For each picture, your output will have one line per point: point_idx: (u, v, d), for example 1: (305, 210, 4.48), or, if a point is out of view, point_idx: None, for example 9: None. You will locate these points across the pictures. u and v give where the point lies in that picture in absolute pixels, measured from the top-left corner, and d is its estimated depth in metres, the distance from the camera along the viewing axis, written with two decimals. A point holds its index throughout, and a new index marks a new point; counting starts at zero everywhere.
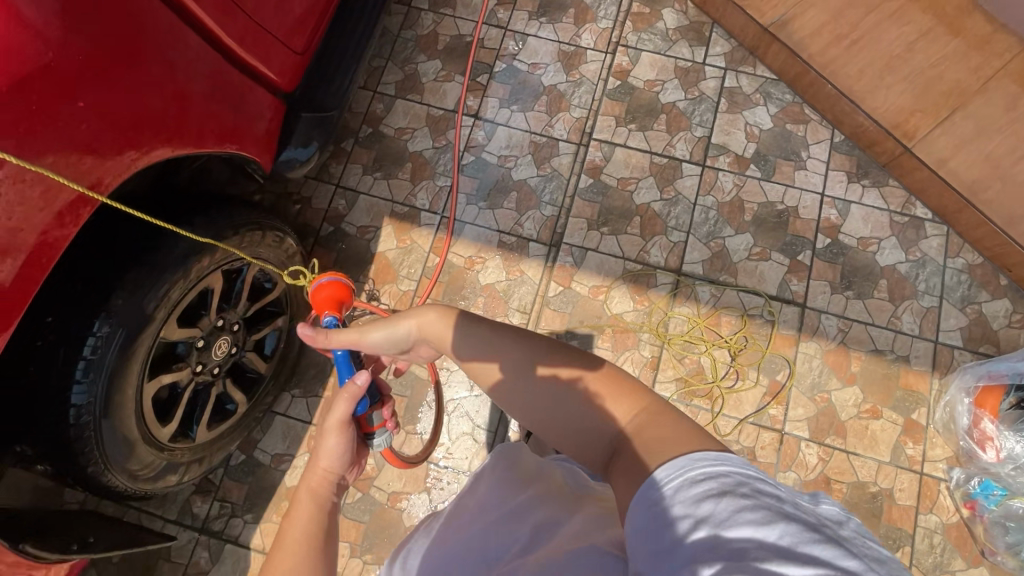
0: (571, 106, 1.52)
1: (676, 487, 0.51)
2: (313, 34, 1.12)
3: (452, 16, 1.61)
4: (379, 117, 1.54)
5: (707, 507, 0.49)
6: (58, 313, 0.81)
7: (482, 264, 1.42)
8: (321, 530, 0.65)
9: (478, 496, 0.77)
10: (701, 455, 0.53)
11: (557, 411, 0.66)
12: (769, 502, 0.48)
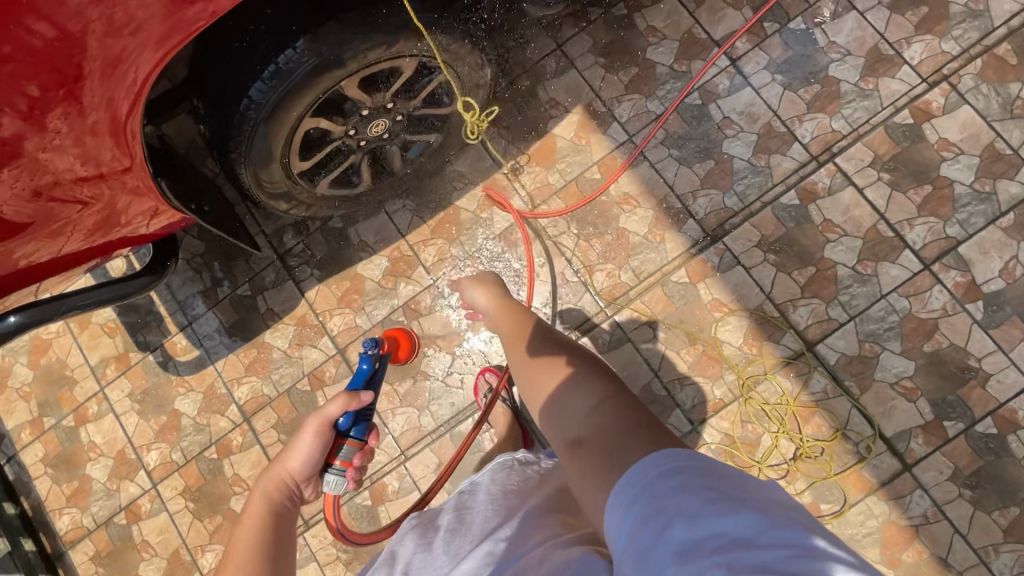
0: (837, 113, 1.27)
1: (649, 481, 0.54)
2: None
3: None
4: (641, 3, 1.37)
5: (679, 496, 0.51)
6: (278, 9, 0.83)
7: (632, 207, 1.33)
8: (266, 535, 0.78)
9: (478, 509, 0.86)
10: (667, 451, 0.56)
11: (594, 403, 0.69)
12: (729, 489, 0.52)
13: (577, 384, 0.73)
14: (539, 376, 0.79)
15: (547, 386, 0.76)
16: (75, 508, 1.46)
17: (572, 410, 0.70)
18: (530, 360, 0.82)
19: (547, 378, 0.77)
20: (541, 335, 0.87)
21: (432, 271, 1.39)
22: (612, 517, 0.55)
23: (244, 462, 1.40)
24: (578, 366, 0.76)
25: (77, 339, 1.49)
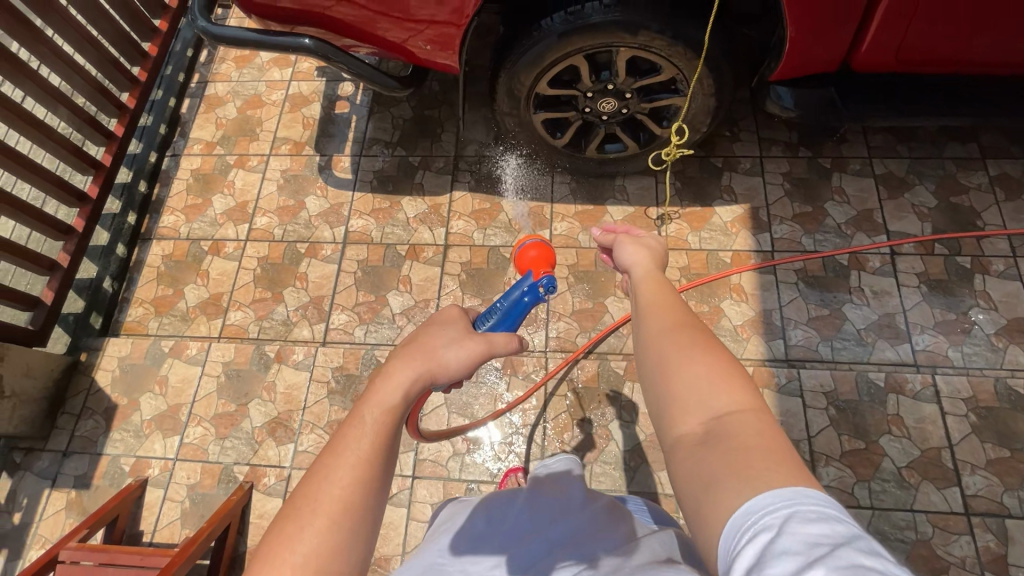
0: (959, 346, 1.34)
1: (786, 520, 0.48)
2: (919, 64, 1.20)
3: (995, 200, 1.49)
4: (844, 168, 1.56)
5: (813, 541, 0.45)
6: None
7: (738, 299, 1.44)
8: (392, 431, 0.59)
9: (561, 484, 0.82)
10: (817, 505, 0.49)
11: (725, 415, 0.61)
12: (881, 562, 0.42)
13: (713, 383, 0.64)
14: (659, 366, 0.67)
15: (674, 367, 0.65)
16: (182, 216, 1.70)
17: (704, 420, 0.61)
18: (652, 342, 0.70)
19: (671, 360, 0.66)
20: (671, 310, 0.73)
21: (554, 240, 1.56)
22: (731, 550, 0.50)
23: (317, 269, 1.58)
24: (719, 361, 0.65)
25: (281, 114, 1.81)
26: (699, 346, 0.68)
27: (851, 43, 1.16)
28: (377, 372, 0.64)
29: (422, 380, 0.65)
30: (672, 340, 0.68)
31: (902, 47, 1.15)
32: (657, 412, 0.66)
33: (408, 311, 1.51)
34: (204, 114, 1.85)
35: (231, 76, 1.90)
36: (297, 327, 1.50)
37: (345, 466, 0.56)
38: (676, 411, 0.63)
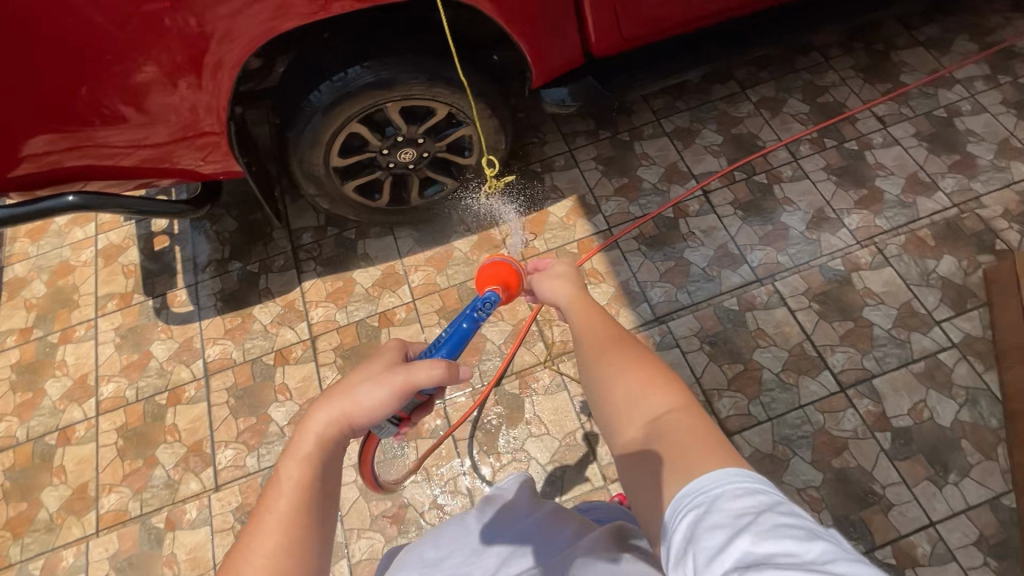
0: (784, 250, 1.50)
1: (715, 498, 0.57)
2: (646, 35, 1.34)
3: (765, 120, 1.71)
4: (641, 136, 1.72)
5: (746, 517, 0.53)
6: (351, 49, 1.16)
7: (597, 282, 1.52)
8: (309, 486, 0.62)
9: (516, 497, 0.92)
10: (739, 479, 0.58)
11: (661, 417, 0.71)
12: (789, 521, 0.52)
13: (647, 395, 0.73)
14: (604, 387, 0.77)
15: (616, 385, 0.76)
16: (14, 419, 1.51)
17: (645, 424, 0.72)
18: (595, 366, 0.79)
19: (614, 379, 0.76)
20: (608, 336, 0.83)
21: (416, 292, 1.56)
22: (671, 526, 0.59)
23: (185, 415, 1.47)
24: (655, 374, 0.76)
25: (97, 272, 1.69)
26: (634, 364, 0.77)
27: (586, 38, 1.28)
28: (300, 425, 0.66)
29: (336, 425, 0.65)
30: (611, 363, 0.78)
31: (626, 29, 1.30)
32: (607, 424, 0.76)
33: (295, 418, 1.44)
34: (9, 302, 1.68)
35: (29, 253, 1.75)
36: (182, 484, 1.38)
37: (268, 532, 0.59)
38: (622, 420, 0.74)
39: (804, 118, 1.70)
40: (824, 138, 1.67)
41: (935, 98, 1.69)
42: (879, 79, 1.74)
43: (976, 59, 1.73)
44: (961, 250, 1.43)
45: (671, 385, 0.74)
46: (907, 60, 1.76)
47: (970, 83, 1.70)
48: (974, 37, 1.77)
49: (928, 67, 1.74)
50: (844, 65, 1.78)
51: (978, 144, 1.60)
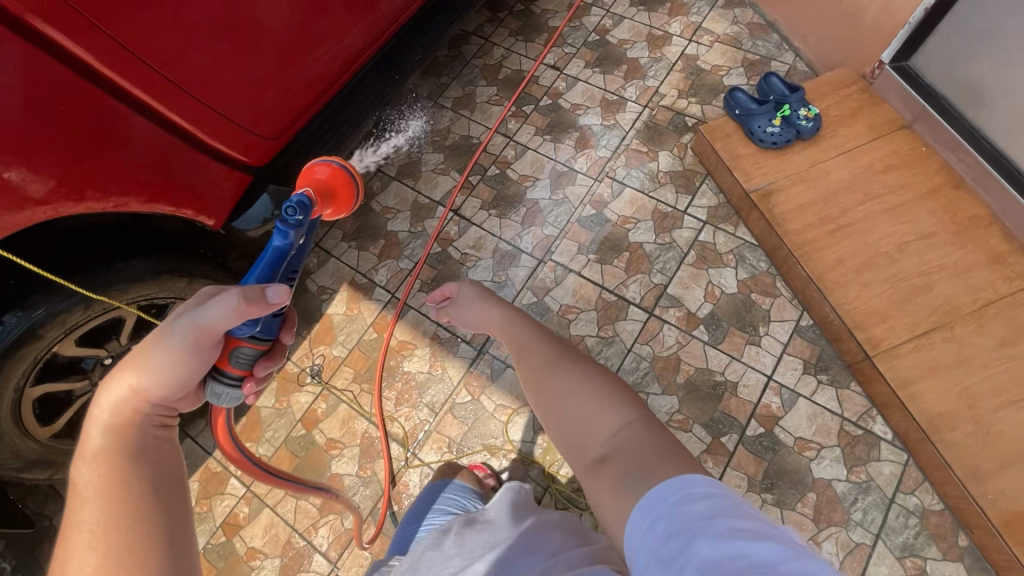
0: (545, 222, 1.56)
1: (674, 506, 0.52)
2: (294, 119, 1.25)
3: (468, 118, 1.76)
4: (373, 193, 1.69)
5: (703, 523, 0.49)
6: None
7: (410, 352, 1.47)
8: (115, 477, 0.56)
9: (503, 517, 0.83)
10: (696, 479, 0.54)
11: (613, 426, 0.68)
12: (747, 522, 0.48)
13: (593, 411, 0.70)
14: (556, 405, 0.74)
15: (565, 403, 0.72)
16: None
17: (597, 436, 0.68)
18: (544, 385, 0.77)
19: (562, 394, 0.74)
20: (547, 357, 0.81)
21: (246, 478, 1.38)
22: (632, 537, 0.54)
23: None
24: (601, 383, 0.73)
25: None
26: (580, 382, 0.74)
27: (230, 155, 1.15)
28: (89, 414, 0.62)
29: (128, 401, 0.62)
30: (559, 385, 0.75)
31: (264, 124, 1.18)
32: (567, 442, 0.72)
33: None
34: None
35: None
36: None
37: (75, 541, 0.52)
38: (577, 435, 0.71)
39: (497, 99, 1.78)
40: (523, 106, 1.75)
41: (583, 27, 1.85)
42: (535, 34, 1.86)
43: None
44: (669, 141, 1.58)
45: (619, 395, 0.71)
46: (545, 7, 1.90)
47: (601, 2, 1.88)
48: None
49: (564, 5, 1.90)
50: (502, 36, 1.88)
51: (633, 48, 1.78)
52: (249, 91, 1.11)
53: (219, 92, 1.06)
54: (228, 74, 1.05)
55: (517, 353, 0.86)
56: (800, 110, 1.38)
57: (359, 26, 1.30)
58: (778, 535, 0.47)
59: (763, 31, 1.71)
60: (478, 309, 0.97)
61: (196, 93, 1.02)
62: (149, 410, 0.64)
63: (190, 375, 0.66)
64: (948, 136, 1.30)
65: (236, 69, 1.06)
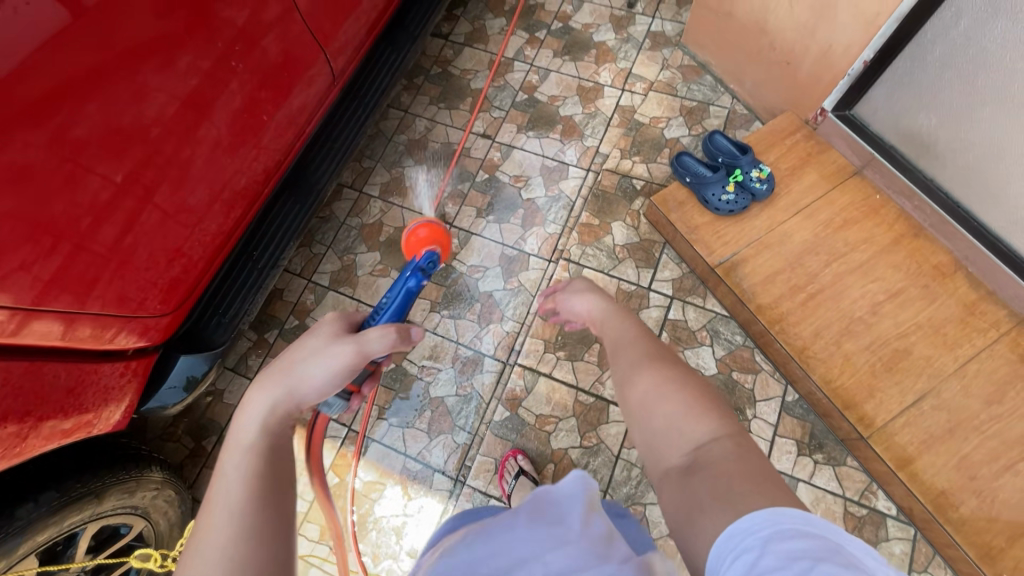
0: (504, 318, 1.44)
1: (766, 542, 0.49)
2: (197, 277, 1.09)
3: (400, 207, 1.60)
4: (307, 309, 1.51)
5: (798, 563, 0.45)
6: None
7: (379, 493, 1.32)
8: (267, 475, 0.60)
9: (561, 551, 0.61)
10: (792, 514, 0.51)
11: (705, 440, 0.63)
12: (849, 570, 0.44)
13: (684, 416, 0.67)
14: (647, 403, 0.71)
15: (655, 407, 0.70)
16: None
17: (686, 444, 0.64)
18: (635, 380, 0.74)
19: (657, 392, 0.71)
20: (646, 356, 0.77)
21: None
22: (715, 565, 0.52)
23: None
24: (700, 395, 0.69)
25: None
26: (676, 385, 0.71)
27: (135, 330, 0.99)
28: (237, 411, 0.67)
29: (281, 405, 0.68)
30: (655, 382, 0.72)
31: (172, 276, 1.02)
32: (645, 441, 0.70)
33: None
34: None
35: None
36: None
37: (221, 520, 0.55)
38: (660, 437, 0.67)
39: (429, 180, 1.63)
40: (458, 185, 1.61)
41: (508, 86, 1.72)
42: (457, 99, 1.72)
43: (511, 31, 1.79)
44: (620, 210, 1.49)
45: (711, 406, 0.68)
46: (464, 67, 1.76)
47: (522, 55, 1.76)
48: (496, 11, 1.82)
49: (483, 62, 1.76)
50: (422, 106, 1.72)
51: (565, 104, 1.67)
52: (149, 243, 0.95)
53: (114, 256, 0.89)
54: (124, 227, 0.90)
55: (616, 346, 0.84)
56: (752, 171, 1.30)
57: (273, 137, 1.16)
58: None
59: (695, 73, 1.62)
60: (583, 300, 0.96)
61: (88, 266, 0.86)
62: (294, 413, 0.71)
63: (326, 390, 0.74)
64: (901, 183, 1.26)
65: (134, 217, 0.91)
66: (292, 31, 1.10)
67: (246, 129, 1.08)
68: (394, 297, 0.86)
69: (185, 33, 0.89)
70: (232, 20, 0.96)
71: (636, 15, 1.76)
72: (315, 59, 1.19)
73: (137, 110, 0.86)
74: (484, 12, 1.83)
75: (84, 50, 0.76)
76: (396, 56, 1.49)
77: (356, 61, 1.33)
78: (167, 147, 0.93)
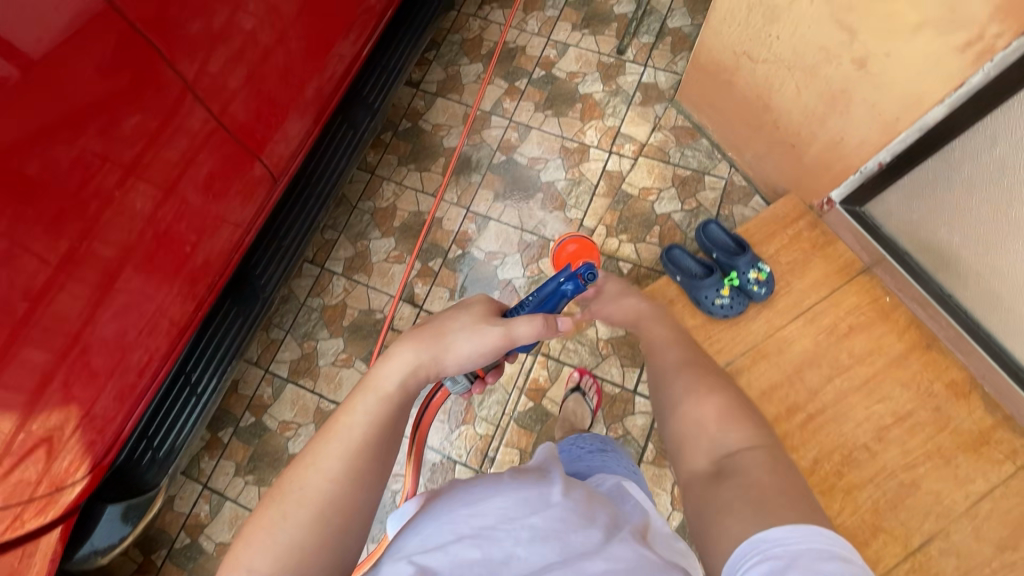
0: (477, 418, 1.32)
1: (793, 559, 0.45)
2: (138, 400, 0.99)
3: (365, 285, 1.46)
4: (264, 404, 1.39)
5: None
6: None
7: None
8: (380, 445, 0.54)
9: (557, 472, 0.65)
10: (826, 535, 0.47)
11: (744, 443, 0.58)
12: None
13: (723, 420, 0.61)
14: (677, 399, 0.64)
15: (684, 406, 0.63)
16: None
17: (717, 447, 0.60)
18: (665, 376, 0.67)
19: (683, 391, 0.64)
20: (676, 358, 0.69)
21: None
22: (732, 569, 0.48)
23: None
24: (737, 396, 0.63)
25: None
26: (717, 395, 0.64)
27: (80, 437, 0.91)
28: (381, 357, 0.59)
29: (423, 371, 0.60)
30: (687, 381, 0.65)
31: (124, 373, 0.94)
32: (670, 436, 0.64)
33: None
34: None
35: None
36: None
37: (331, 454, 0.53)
38: (687, 433, 0.62)
39: (397, 254, 1.48)
40: (429, 260, 1.47)
41: (484, 145, 1.56)
42: (429, 159, 1.56)
43: (488, 79, 1.62)
44: None
45: (749, 412, 0.62)
46: (436, 122, 1.59)
47: (500, 109, 1.59)
48: (472, 56, 1.65)
49: (458, 116, 1.59)
50: (389, 167, 1.56)
51: (547, 168, 1.51)
52: (97, 337, 0.87)
53: (54, 355, 0.81)
54: (72, 315, 0.82)
55: (648, 330, 0.75)
56: (748, 272, 1.18)
57: (238, 206, 1.08)
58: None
59: (690, 136, 1.47)
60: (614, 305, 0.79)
61: (29, 364, 0.78)
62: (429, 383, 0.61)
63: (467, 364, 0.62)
64: (912, 289, 1.14)
65: (83, 303, 0.83)
66: (255, 90, 1.03)
67: (206, 200, 1.00)
68: (541, 298, 0.69)
69: (133, 96, 0.83)
70: (183, 79, 0.89)
71: (626, 64, 1.60)
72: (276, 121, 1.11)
73: (80, 183, 0.79)
74: (458, 56, 1.66)
75: (25, 111, 0.72)
76: (356, 134, 1.37)
77: (322, 121, 1.24)
78: (115, 226, 0.85)
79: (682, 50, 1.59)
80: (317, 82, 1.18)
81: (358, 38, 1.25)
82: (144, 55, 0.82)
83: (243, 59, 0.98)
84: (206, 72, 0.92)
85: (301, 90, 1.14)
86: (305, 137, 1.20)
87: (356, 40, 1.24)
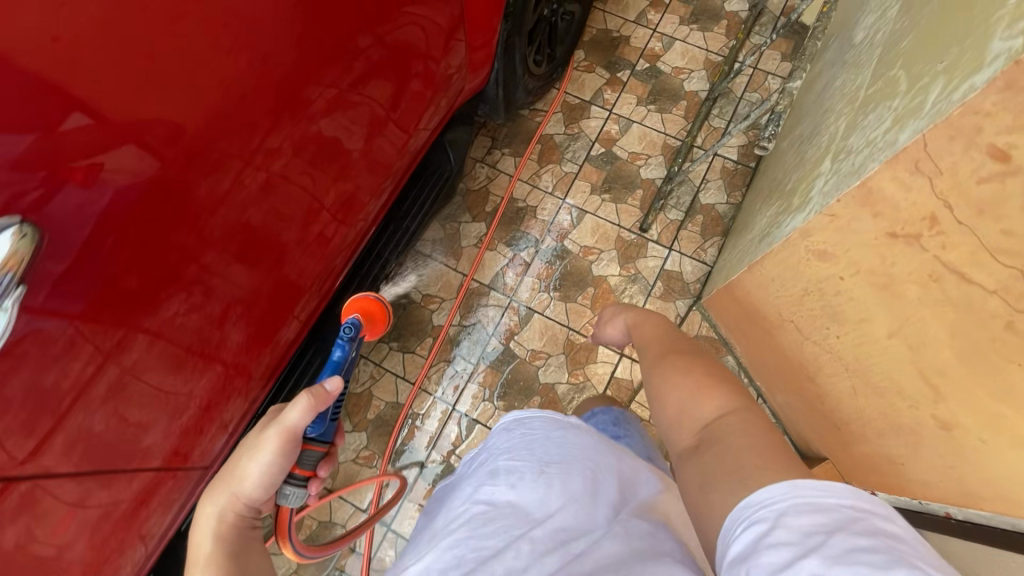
0: None
1: (778, 514, 0.48)
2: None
3: (327, 490, 1.27)
4: None
5: (816, 537, 0.45)
6: None
7: None
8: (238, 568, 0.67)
9: (557, 454, 0.73)
10: (803, 484, 0.50)
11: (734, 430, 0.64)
12: (865, 546, 0.44)
13: (692, 395, 0.72)
14: (661, 384, 0.78)
15: (662, 386, 0.77)
16: None
17: (685, 416, 0.71)
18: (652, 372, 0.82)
19: (655, 381, 0.79)
20: (663, 348, 0.86)
21: None
22: (727, 537, 0.52)
23: None
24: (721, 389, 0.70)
25: None
26: (693, 371, 0.76)
27: None
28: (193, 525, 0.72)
29: (228, 506, 0.72)
30: (679, 368, 0.78)
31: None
32: (662, 422, 0.76)
33: None
34: None
35: None
36: None
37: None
38: (660, 410, 0.75)
39: (366, 455, 1.29)
40: (403, 466, 1.28)
41: (480, 327, 1.37)
42: (414, 338, 1.37)
43: (489, 244, 1.43)
44: None
45: (725, 385, 0.71)
46: (428, 291, 1.40)
47: (501, 282, 1.40)
48: (476, 213, 1.46)
49: (452, 287, 1.40)
50: (369, 343, 1.37)
51: (548, 367, 1.33)
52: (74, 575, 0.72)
53: None
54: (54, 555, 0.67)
55: (642, 332, 0.96)
56: None
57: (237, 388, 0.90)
58: (904, 543, 0.45)
59: (713, 352, 1.29)
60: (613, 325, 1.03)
61: None
62: (245, 512, 0.73)
63: (270, 485, 0.74)
64: None
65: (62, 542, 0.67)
66: (275, 249, 0.83)
67: (193, 385, 0.79)
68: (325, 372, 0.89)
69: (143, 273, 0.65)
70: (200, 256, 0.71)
71: (648, 243, 1.40)
72: (298, 290, 0.93)
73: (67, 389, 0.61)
74: (460, 211, 1.46)
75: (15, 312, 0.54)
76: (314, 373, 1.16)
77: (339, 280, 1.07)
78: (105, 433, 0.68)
79: (713, 235, 1.39)
80: (345, 226, 0.97)
81: (396, 185, 1.08)
82: (157, 230, 0.64)
83: (259, 218, 0.77)
84: (212, 236, 0.71)
85: (332, 247, 0.96)
86: (318, 301, 1.02)
87: (393, 174, 1.04)
